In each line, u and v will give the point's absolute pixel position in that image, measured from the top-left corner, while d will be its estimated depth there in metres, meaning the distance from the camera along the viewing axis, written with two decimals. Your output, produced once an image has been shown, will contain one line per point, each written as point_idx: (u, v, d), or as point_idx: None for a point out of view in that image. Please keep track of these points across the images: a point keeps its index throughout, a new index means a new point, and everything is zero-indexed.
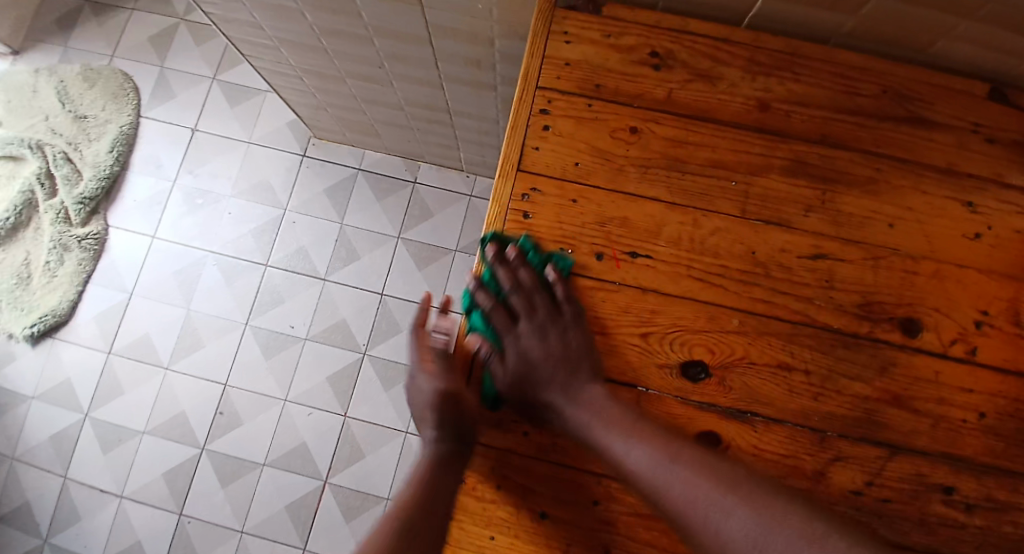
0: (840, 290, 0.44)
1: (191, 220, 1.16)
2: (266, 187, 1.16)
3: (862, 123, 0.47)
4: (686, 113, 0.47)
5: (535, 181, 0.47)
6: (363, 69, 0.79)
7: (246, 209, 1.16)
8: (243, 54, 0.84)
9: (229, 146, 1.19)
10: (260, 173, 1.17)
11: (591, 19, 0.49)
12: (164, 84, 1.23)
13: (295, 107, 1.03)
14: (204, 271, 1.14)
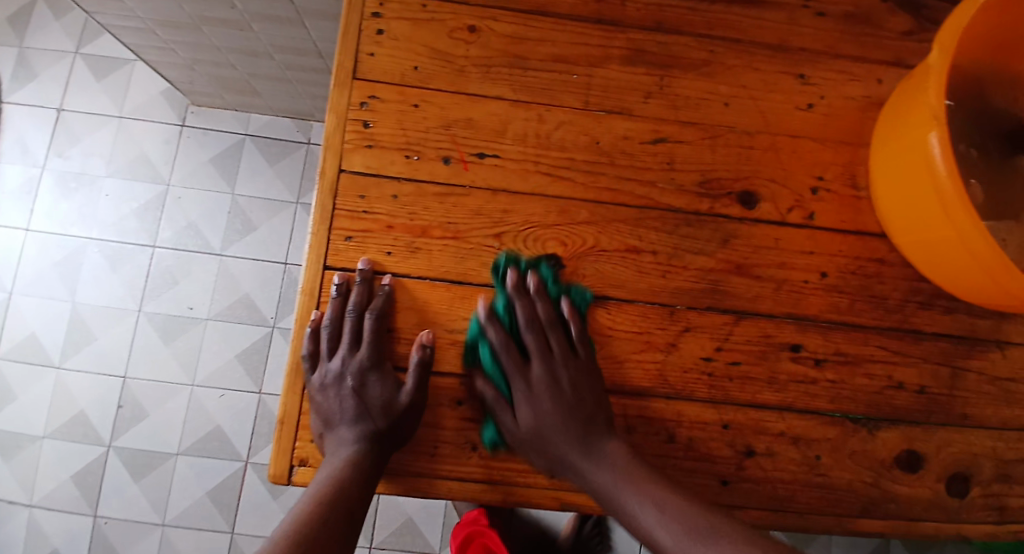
0: (679, 171, 0.46)
1: (69, 207, 1.06)
2: (148, 162, 1.07)
3: (693, 8, 0.48)
4: (523, 9, 0.47)
5: (375, 88, 0.45)
6: (215, 11, 0.73)
7: (127, 188, 1.07)
8: (85, 10, 0.76)
9: (101, 123, 1.09)
10: (137, 148, 1.08)
11: None
12: (23, 63, 1.10)
13: (163, 69, 0.95)
14: (87, 259, 1.05)
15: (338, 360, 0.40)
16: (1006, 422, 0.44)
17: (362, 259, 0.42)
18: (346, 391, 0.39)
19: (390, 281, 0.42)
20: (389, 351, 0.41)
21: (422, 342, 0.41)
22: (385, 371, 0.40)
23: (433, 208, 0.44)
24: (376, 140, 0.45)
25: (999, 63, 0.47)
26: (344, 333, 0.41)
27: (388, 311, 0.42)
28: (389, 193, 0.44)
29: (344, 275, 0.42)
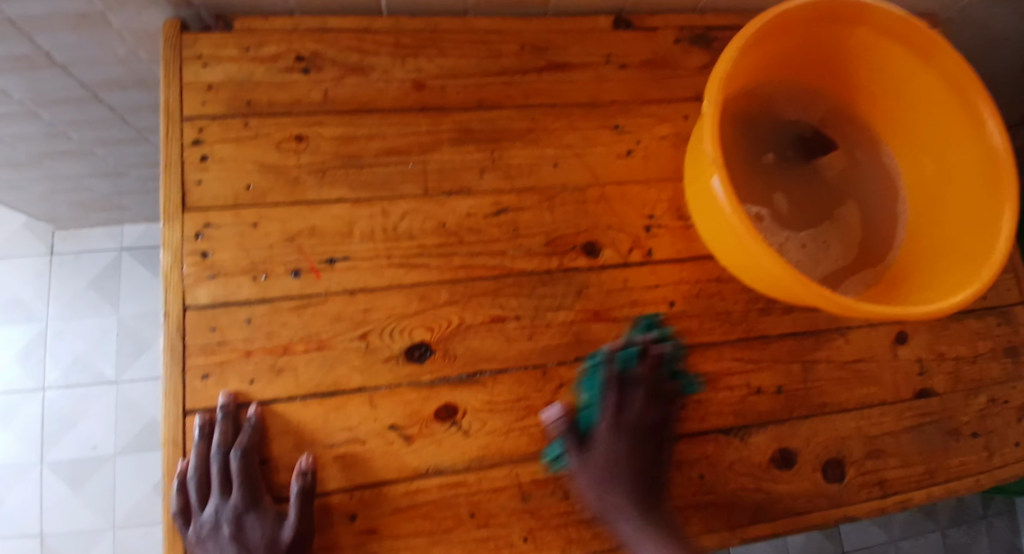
0: (525, 236, 0.49)
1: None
2: (19, 299, 0.99)
3: (510, 82, 0.51)
4: (348, 110, 0.48)
5: (207, 215, 0.45)
6: (51, 145, 0.70)
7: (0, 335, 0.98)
8: None
9: None
10: (5, 289, 1.00)
11: (223, 36, 0.47)
12: None
13: (18, 206, 0.90)
14: None
15: (212, 507, 0.39)
16: (863, 401, 0.49)
17: (223, 393, 0.42)
18: (225, 539, 0.39)
19: (256, 411, 0.41)
20: (267, 483, 0.41)
21: (302, 468, 0.40)
22: (263, 508, 0.40)
23: (290, 323, 0.44)
24: (219, 268, 0.44)
25: (792, 78, 0.51)
26: (214, 477, 0.40)
27: (258, 443, 0.41)
28: (242, 318, 0.43)
29: (205, 415, 0.41)
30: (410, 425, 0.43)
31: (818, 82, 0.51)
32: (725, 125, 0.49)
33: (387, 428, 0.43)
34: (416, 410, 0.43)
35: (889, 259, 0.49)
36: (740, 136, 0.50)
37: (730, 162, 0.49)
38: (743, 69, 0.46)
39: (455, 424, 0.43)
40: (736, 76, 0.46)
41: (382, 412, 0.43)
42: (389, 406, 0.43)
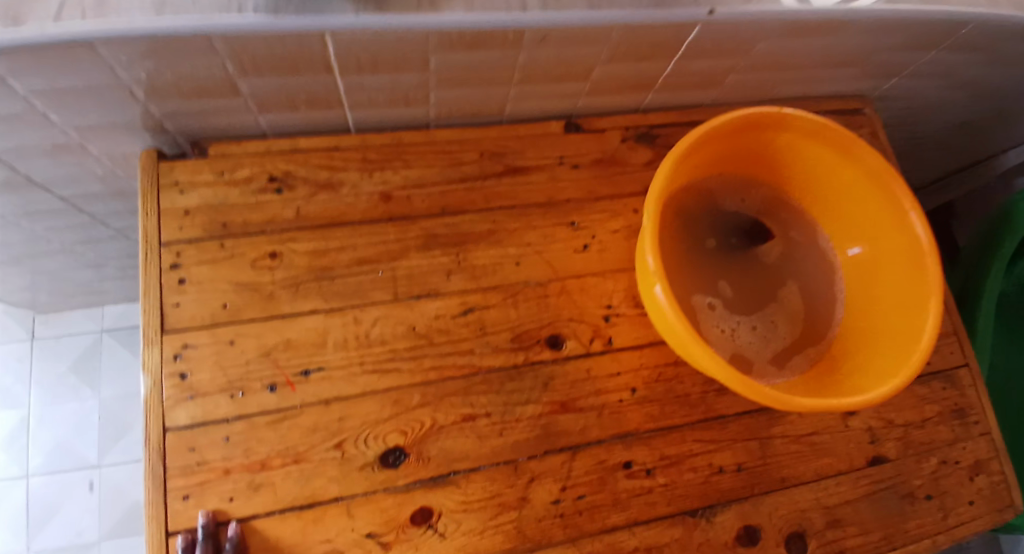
0: (492, 333, 0.51)
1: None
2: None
3: (472, 187, 0.55)
4: (319, 224, 0.51)
5: (185, 338, 0.47)
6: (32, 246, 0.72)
7: None
8: None
9: None
10: None
11: (198, 162, 0.51)
12: None
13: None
14: None
15: None
16: (820, 473, 0.52)
17: (202, 513, 0.43)
18: None
19: (234, 531, 0.42)
20: None
21: None
22: None
23: (267, 438, 0.46)
24: (197, 388, 0.47)
25: (734, 172, 0.56)
26: None
27: None
28: (220, 436, 0.45)
29: (187, 535, 0.42)
30: (388, 532, 0.44)
31: (758, 174, 0.56)
32: (672, 220, 0.53)
33: (365, 537, 0.44)
34: (393, 516, 0.45)
35: (830, 336, 0.52)
36: (689, 228, 0.54)
37: (679, 254, 0.53)
38: (685, 172, 0.51)
39: (430, 527, 0.45)
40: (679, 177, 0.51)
41: (359, 521, 0.44)
42: (366, 514, 0.45)
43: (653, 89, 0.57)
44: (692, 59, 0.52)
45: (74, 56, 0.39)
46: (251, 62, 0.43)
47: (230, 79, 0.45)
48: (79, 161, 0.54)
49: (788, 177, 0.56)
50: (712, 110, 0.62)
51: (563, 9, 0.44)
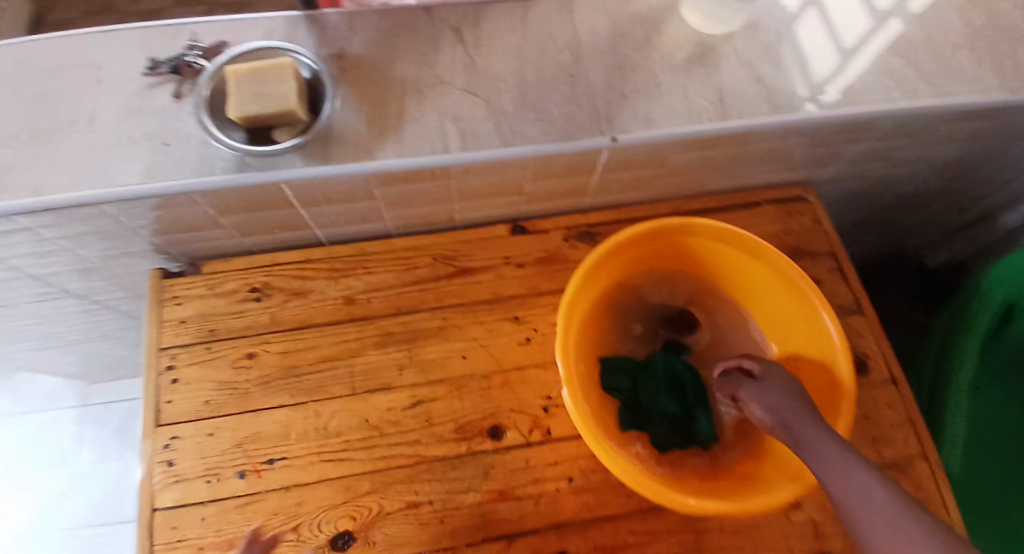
0: (436, 425, 0.57)
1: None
2: (44, 450, 1.09)
3: (425, 288, 0.62)
4: (291, 328, 0.59)
5: (174, 430, 0.56)
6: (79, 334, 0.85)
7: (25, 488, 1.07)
8: None
9: None
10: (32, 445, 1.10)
11: (194, 278, 0.61)
12: None
13: (51, 371, 1.04)
14: None
15: None
16: None
17: None
18: None
19: None
20: None
21: None
22: None
23: (235, 520, 0.53)
24: (181, 475, 0.54)
25: (657, 267, 0.61)
26: None
27: None
28: (197, 517, 0.53)
29: None
30: None
31: (680, 267, 0.61)
32: (600, 318, 0.59)
33: None
34: None
35: None
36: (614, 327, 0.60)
37: (606, 352, 0.59)
38: (602, 276, 0.57)
39: None
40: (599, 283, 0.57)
41: None
42: None
43: (586, 195, 0.64)
44: (612, 172, 0.60)
45: (84, 215, 0.50)
46: (226, 205, 0.53)
47: (213, 217, 0.55)
48: (104, 275, 0.65)
49: (708, 269, 0.60)
50: (649, 207, 0.69)
51: (479, 148, 0.53)
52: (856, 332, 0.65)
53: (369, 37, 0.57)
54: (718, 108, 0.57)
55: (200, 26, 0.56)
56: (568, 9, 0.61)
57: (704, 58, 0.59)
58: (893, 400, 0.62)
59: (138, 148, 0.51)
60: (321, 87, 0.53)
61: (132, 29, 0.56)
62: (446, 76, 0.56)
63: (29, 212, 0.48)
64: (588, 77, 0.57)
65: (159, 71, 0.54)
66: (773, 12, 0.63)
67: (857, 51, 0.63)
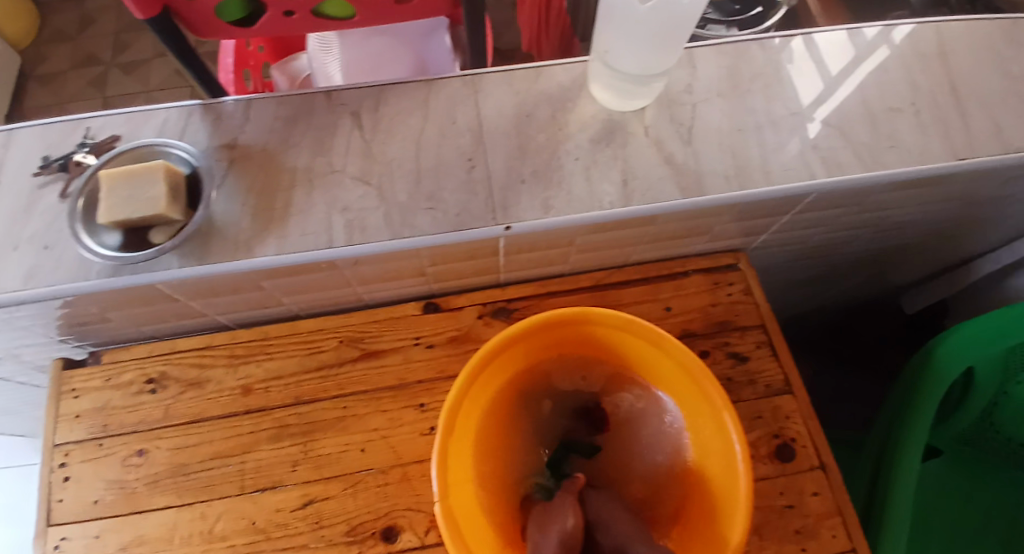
0: (327, 526, 0.54)
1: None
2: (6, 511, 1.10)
3: (326, 375, 0.60)
4: (184, 420, 0.57)
5: (64, 531, 0.53)
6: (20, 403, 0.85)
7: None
8: None
9: None
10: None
11: (92, 369, 0.59)
12: None
13: (14, 430, 1.05)
14: None
15: None
16: None
17: None
18: None
19: None
20: None
21: None
22: None
23: None
24: None
25: (564, 352, 0.60)
26: None
27: None
28: None
29: None
30: None
31: (588, 351, 0.60)
32: (502, 407, 0.58)
33: None
34: None
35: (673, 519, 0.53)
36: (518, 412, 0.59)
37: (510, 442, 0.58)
38: (499, 368, 0.55)
39: None
40: (495, 375, 0.56)
41: None
42: None
43: (500, 272, 0.62)
44: (517, 254, 0.58)
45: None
46: (111, 304, 0.52)
47: (101, 314, 0.54)
48: (13, 359, 0.64)
49: (616, 354, 0.59)
50: (570, 279, 0.66)
51: (364, 242, 0.51)
52: (783, 413, 0.61)
53: (263, 126, 0.54)
54: (622, 192, 0.53)
55: (95, 120, 0.55)
56: (475, 85, 0.57)
57: (612, 136, 0.56)
58: (820, 489, 0.58)
59: (19, 254, 0.49)
60: (203, 185, 0.51)
61: (31, 125, 0.54)
62: (339, 163, 0.53)
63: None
64: (486, 160, 0.54)
65: (49, 170, 0.52)
66: (695, 79, 0.59)
67: (848, 74, 0.61)
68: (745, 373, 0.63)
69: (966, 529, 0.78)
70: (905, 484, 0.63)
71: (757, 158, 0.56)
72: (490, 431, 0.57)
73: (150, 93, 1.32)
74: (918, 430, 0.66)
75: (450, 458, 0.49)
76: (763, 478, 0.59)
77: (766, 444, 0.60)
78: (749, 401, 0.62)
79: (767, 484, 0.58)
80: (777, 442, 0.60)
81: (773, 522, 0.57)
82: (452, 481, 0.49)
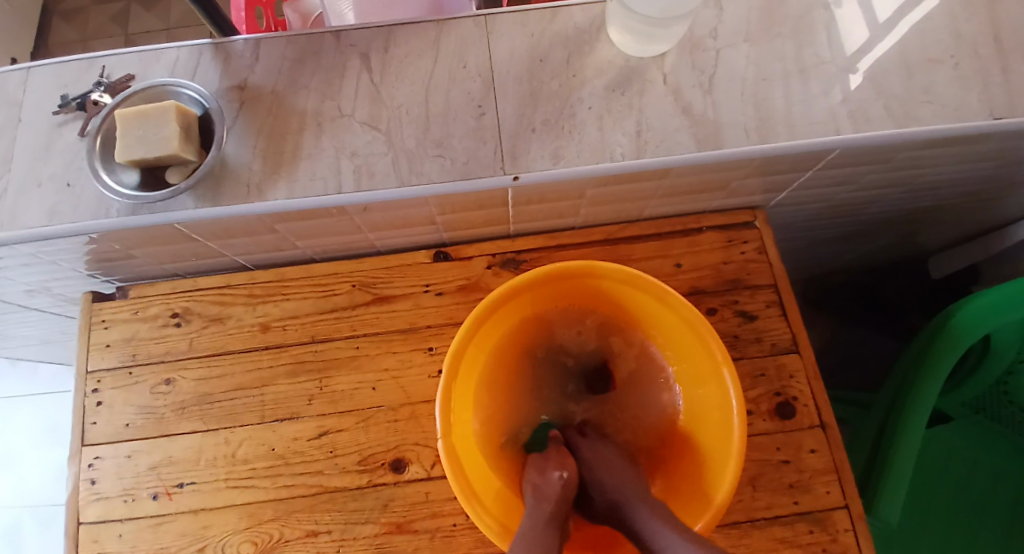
0: (340, 456, 0.58)
1: (2, 481, 1.21)
2: (60, 429, 1.24)
3: (340, 316, 0.62)
4: (208, 354, 0.61)
5: (98, 450, 0.59)
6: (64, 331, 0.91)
7: (51, 456, 1.23)
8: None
9: (26, 401, 1.26)
10: (57, 416, 1.24)
11: (120, 303, 0.63)
12: None
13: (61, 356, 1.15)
14: (23, 525, 1.18)
15: None
16: None
17: None
18: None
19: None
20: None
21: None
22: None
23: (149, 538, 0.56)
24: (102, 492, 0.58)
25: (569, 303, 0.61)
26: None
27: None
28: (116, 532, 0.56)
29: None
30: None
31: (593, 304, 0.61)
32: (505, 354, 0.60)
33: None
34: None
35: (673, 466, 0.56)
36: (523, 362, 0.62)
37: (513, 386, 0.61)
38: (505, 317, 0.57)
39: None
40: (501, 323, 0.57)
41: None
42: None
43: (510, 223, 0.62)
44: (527, 204, 0.58)
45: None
46: (133, 242, 0.54)
47: (125, 251, 0.56)
48: (49, 290, 0.68)
49: (620, 307, 0.60)
50: (582, 232, 0.66)
51: (374, 188, 0.51)
52: (788, 371, 0.62)
53: (273, 66, 0.54)
54: (635, 143, 0.52)
55: (109, 59, 0.55)
56: (487, 26, 0.55)
57: (628, 83, 0.54)
58: (819, 446, 0.59)
59: (43, 191, 0.52)
60: (214, 126, 0.52)
61: (46, 65, 0.55)
62: (347, 107, 0.53)
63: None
64: (497, 107, 0.53)
65: (68, 109, 0.53)
66: (721, 22, 0.56)
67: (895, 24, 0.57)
68: (753, 332, 0.63)
69: (970, 490, 0.79)
70: (909, 444, 0.64)
71: (780, 110, 0.53)
72: (496, 374, 0.60)
73: (171, 30, 1.32)
74: (924, 401, 0.65)
75: (455, 399, 0.51)
76: (762, 433, 0.60)
77: (768, 401, 0.61)
78: (754, 358, 0.62)
79: (766, 439, 0.60)
80: (778, 400, 0.61)
81: (769, 474, 0.59)
82: (455, 422, 0.51)
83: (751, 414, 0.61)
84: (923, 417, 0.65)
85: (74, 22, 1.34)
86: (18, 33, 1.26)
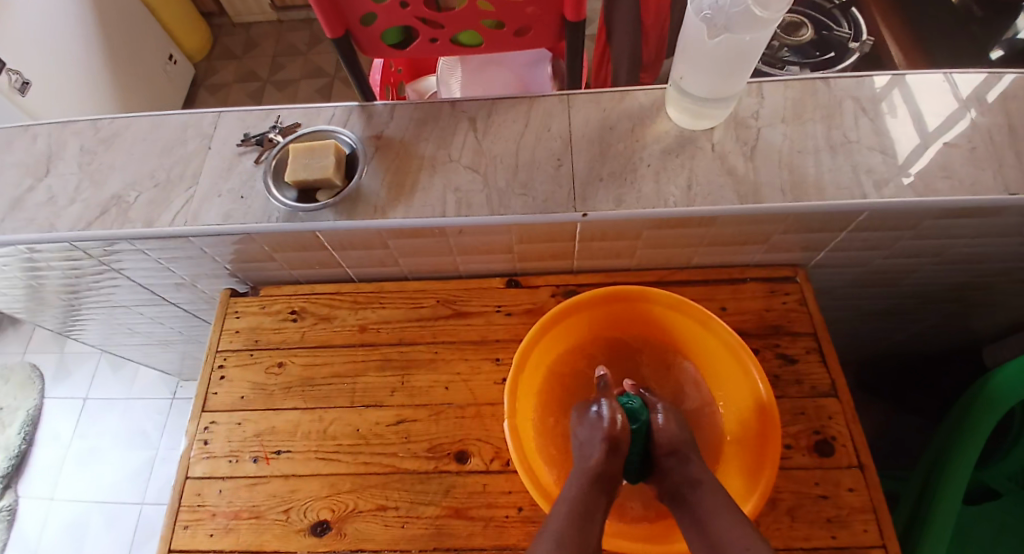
0: (413, 441, 0.66)
1: (90, 472, 1.35)
2: (143, 432, 1.39)
3: (424, 325, 0.73)
4: (314, 346, 0.73)
5: (215, 417, 0.70)
6: (179, 333, 1.08)
7: (130, 455, 1.37)
8: (109, 342, 1.16)
9: (116, 404, 1.44)
10: (143, 420, 1.41)
11: (253, 299, 0.77)
12: (64, 366, 1.51)
13: (160, 363, 1.32)
14: (96, 517, 1.30)
15: None
16: None
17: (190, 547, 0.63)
18: None
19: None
20: None
21: None
22: None
23: (244, 495, 0.65)
24: (212, 451, 0.68)
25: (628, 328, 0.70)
26: None
27: None
28: (216, 488, 0.66)
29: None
30: None
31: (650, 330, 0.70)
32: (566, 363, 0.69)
33: None
34: None
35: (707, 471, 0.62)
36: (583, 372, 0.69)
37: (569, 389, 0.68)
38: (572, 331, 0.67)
39: None
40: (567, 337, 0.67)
41: None
42: None
43: (574, 258, 0.73)
44: (592, 241, 0.69)
45: (172, 241, 0.69)
46: (278, 246, 0.69)
47: (269, 253, 0.71)
48: (190, 288, 0.85)
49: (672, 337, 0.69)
50: (636, 273, 0.76)
51: (470, 215, 0.65)
52: (826, 413, 0.66)
53: (403, 123, 0.71)
54: (685, 194, 0.63)
55: (283, 111, 0.74)
56: (568, 102, 0.70)
57: (681, 149, 0.66)
58: (857, 484, 0.62)
59: (222, 200, 0.68)
60: (358, 162, 0.68)
61: (235, 111, 0.74)
62: (455, 155, 0.68)
63: (132, 236, 0.67)
64: (572, 160, 0.66)
65: (248, 144, 0.71)
66: (762, 106, 0.68)
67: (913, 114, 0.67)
68: (793, 373, 0.69)
69: None
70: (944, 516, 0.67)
71: (813, 175, 0.64)
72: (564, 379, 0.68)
73: None
74: (960, 472, 0.68)
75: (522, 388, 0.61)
76: (799, 467, 0.64)
77: (806, 438, 0.65)
78: (793, 398, 0.68)
79: (803, 473, 0.63)
80: (816, 437, 0.65)
81: (807, 507, 0.61)
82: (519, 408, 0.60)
83: (789, 448, 0.65)
84: (965, 474, 0.68)
85: (218, 95, 1.67)
86: (165, 93, 1.58)
